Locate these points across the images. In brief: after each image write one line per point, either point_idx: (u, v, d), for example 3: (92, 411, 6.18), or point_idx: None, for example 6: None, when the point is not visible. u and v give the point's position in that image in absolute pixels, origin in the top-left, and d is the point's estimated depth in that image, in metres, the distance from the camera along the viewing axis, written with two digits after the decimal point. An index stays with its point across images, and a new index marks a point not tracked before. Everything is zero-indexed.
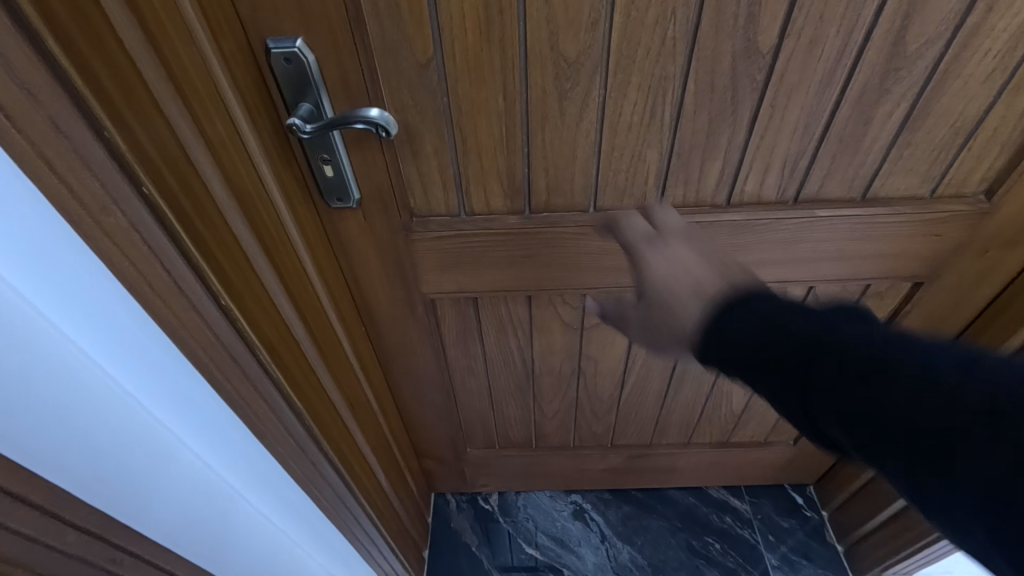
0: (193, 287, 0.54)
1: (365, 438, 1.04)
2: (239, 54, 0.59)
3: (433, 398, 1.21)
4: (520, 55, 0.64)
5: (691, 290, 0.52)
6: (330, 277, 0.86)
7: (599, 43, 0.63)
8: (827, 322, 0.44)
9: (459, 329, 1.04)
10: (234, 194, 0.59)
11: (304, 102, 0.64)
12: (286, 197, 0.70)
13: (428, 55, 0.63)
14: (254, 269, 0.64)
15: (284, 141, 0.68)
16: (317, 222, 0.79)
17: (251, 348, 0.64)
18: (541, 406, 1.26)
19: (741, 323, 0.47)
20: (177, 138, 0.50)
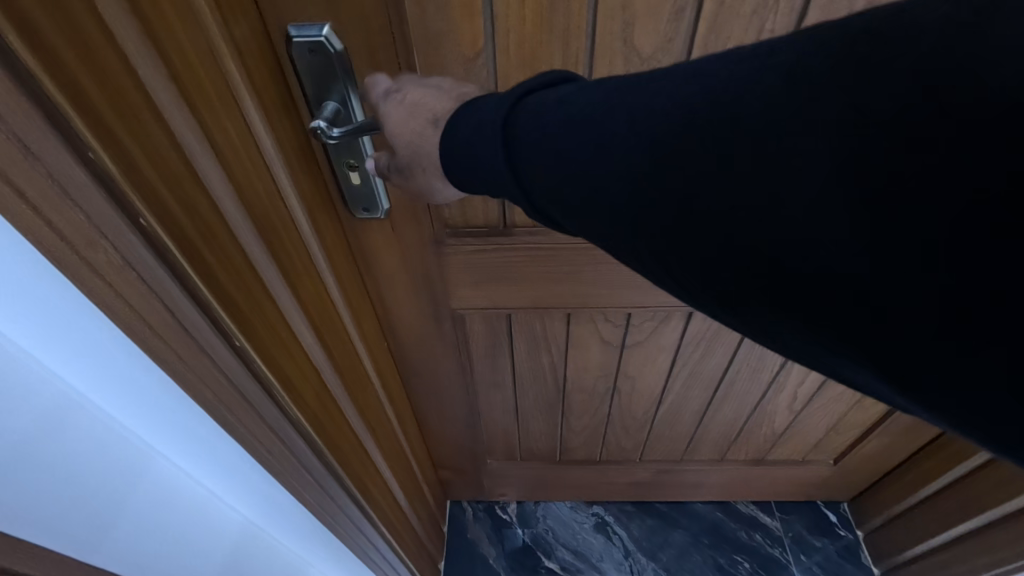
0: (201, 330, 0.45)
1: (386, 458, 0.97)
2: (255, 43, 0.49)
3: (454, 411, 1.13)
4: (585, 49, 0.54)
5: (432, 122, 0.49)
6: (354, 293, 0.76)
7: (681, 35, 0.53)
8: (549, 114, 0.40)
9: (488, 344, 0.96)
10: (250, 213, 0.50)
11: (330, 99, 0.54)
12: (308, 208, 0.61)
13: (476, 47, 0.54)
14: (271, 298, 0.55)
15: (305, 144, 0.58)
16: (340, 234, 0.70)
17: (268, 390, 0.56)
18: (569, 421, 1.18)
19: (480, 147, 0.43)
20: (182, 154, 0.41)
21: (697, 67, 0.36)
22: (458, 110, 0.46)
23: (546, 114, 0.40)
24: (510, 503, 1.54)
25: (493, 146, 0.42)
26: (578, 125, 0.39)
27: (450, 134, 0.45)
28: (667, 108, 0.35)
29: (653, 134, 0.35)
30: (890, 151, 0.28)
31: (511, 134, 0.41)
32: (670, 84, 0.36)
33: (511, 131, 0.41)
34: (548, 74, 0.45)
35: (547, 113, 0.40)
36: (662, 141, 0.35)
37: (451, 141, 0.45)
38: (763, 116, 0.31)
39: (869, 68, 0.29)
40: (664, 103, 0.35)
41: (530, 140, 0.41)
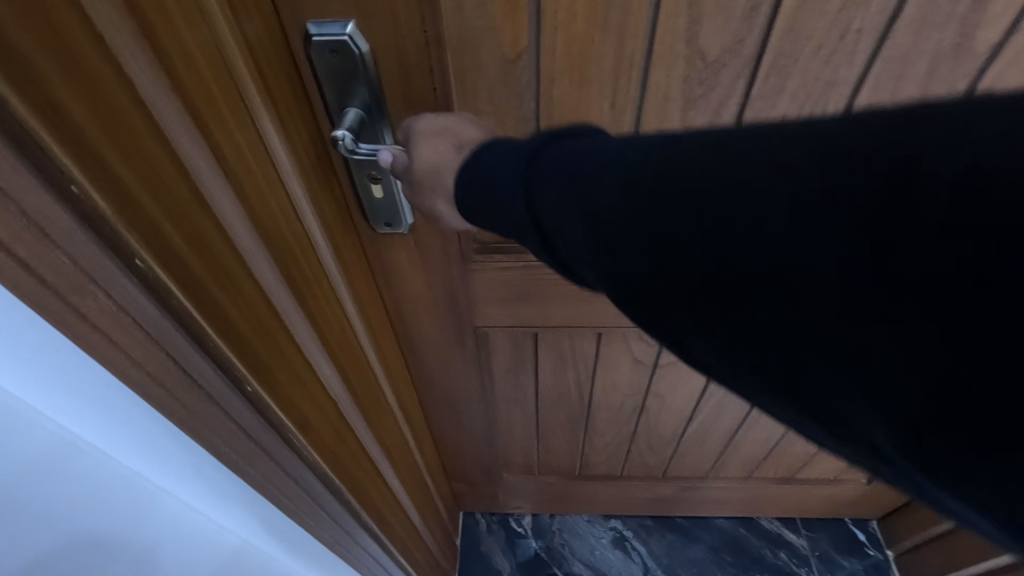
0: (207, 380, 0.38)
1: (404, 476, 0.92)
2: (270, 43, 0.43)
3: (472, 427, 1.07)
4: (641, 50, 0.47)
5: (456, 147, 0.46)
6: (370, 310, 0.70)
7: (753, 35, 0.46)
8: (535, 163, 0.39)
9: (512, 363, 0.90)
10: (262, 236, 0.44)
11: (352, 105, 0.48)
12: (326, 228, 0.55)
13: (518, 48, 0.47)
14: (289, 333, 0.48)
15: (322, 158, 0.52)
16: (357, 253, 0.64)
17: (291, 444, 0.49)
18: (592, 438, 1.13)
19: (498, 176, 0.41)
20: (185, 174, 0.34)
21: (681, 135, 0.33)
22: (485, 144, 0.44)
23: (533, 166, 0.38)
24: (525, 515, 1.49)
25: (511, 180, 0.39)
26: (557, 179, 0.37)
27: (472, 166, 0.43)
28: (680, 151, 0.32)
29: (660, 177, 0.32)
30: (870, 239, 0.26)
31: (528, 169, 0.38)
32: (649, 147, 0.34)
33: (532, 166, 0.39)
34: (586, 127, 0.41)
35: (567, 153, 0.38)
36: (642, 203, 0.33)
37: (470, 175, 0.43)
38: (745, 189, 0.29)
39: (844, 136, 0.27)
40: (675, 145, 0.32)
41: (546, 173, 0.38)
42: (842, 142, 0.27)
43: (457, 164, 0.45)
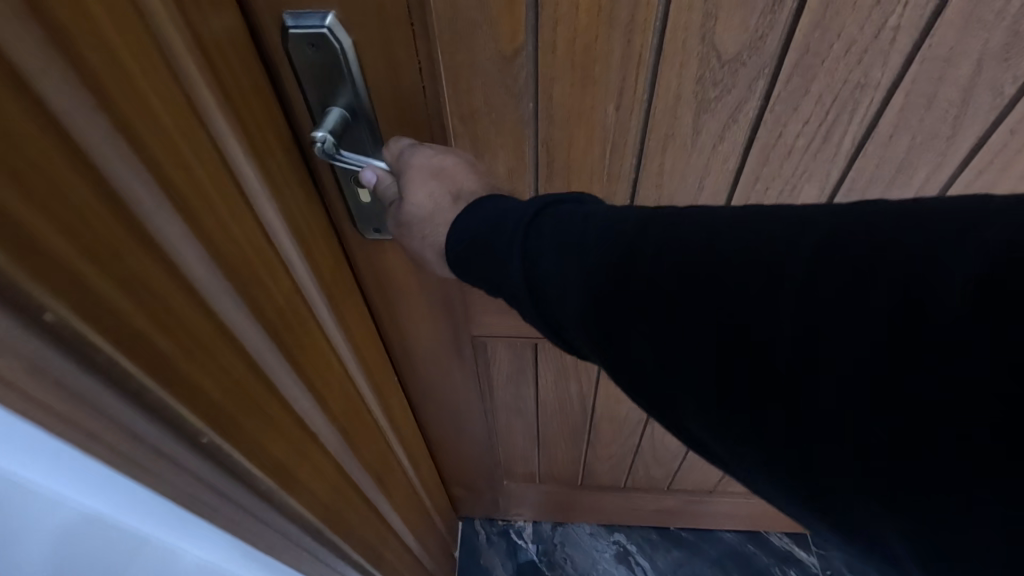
0: (152, 441, 0.31)
1: (401, 500, 0.87)
2: (235, 38, 0.36)
3: (471, 436, 1.04)
4: (651, 46, 0.43)
5: (455, 203, 0.44)
6: (358, 330, 0.65)
7: (778, 32, 0.41)
8: (560, 218, 0.41)
9: (511, 372, 0.86)
10: (226, 266, 0.36)
11: (335, 104, 0.45)
12: (308, 247, 0.48)
13: (516, 43, 0.43)
14: (261, 372, 0.41)
15: (298, 166, 0.47)
16: (338, 267, 0.59)
17: (263, 494, 0.43)
18: (595, 448, 1.09)
19: (497, 231, 0.42)
20: (110, 198, 0.27)
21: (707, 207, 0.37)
22: (485, 198, 0.45)
23: (560, 221, 0.41)
24: (526, 527, 1.45)
25: (512, 236, 0.41)
26: (579, 230, 0.39)
27: (468, 217, 0.44)
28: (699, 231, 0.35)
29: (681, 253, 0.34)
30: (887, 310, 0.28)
31: (531, 226, 0.41)
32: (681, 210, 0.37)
33: (534, 224, 0.41)
34: (576, 193, 0.44)
35: (566, 218, 0.41)
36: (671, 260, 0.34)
37: (469, 223, 0.44)
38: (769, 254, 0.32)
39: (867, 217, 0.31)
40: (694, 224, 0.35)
41: (546, 235, 0.40)
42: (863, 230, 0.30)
43: (454, 217, 0.44)
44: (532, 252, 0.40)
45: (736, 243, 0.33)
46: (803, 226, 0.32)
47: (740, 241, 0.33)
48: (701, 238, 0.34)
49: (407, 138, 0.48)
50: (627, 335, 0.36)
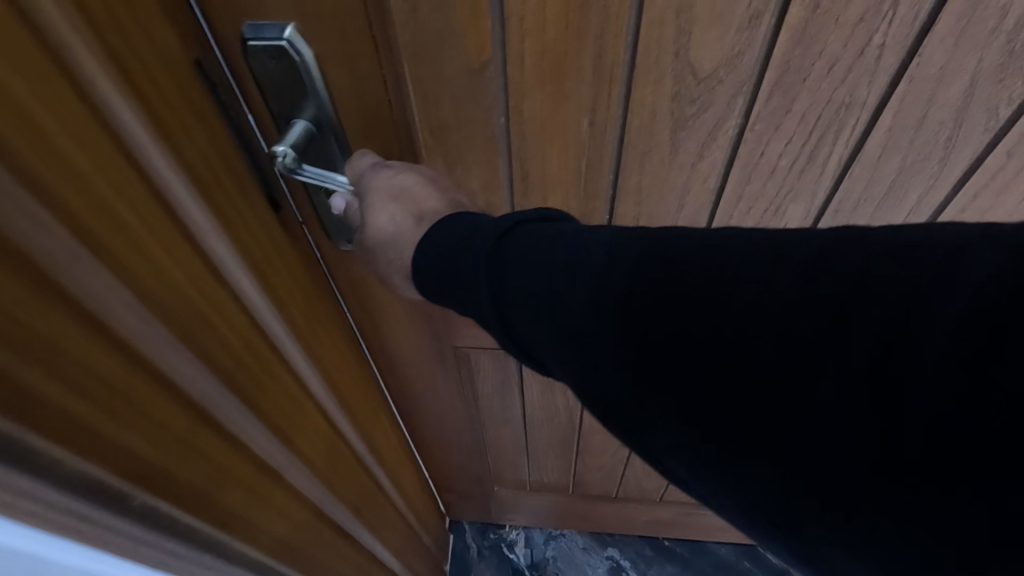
0: (66, 506, 0.29)
1: (393, 536, 0.85)
2: (168, 58, 0.33)
3: (459, 443, 1.03)
4: (623, 62, 0.41)
5: (416, 223, 0.42)
6: (342, 364, 0.61)
7: (756, 49, 0.39)
8: (529, 241, 0.39)
9: (497, 383, 0.85)
10: (160, 311, 0.32)
11: (299, 117, 0.43)
12: (270, 283, 0.44)
13: (483, 56, 0.41)
14: (211, 415, 0.38)
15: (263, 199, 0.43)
16: (321, 297, 0.55)
17: (207, 544, 0.40)
18: (585, 458, 1.07)
19: (463, 255, 0.40)
20: (6, 255, 0.24)
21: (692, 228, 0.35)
22: (449, 215, 0.42)
23: (532, 246, 0.38)
24: (518, 542, 1.44)
25: (476, 260, 0.39)
26: (553, 253, 0.37)
27: (433, 235, 0.41)
28: (686, 259, 0.33)
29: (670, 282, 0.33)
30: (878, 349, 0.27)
31: (497, 249, 0.39)
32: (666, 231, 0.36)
33: (498, 250, 0.39)
34: (552, 211, 0.42)
35: (541, 237, 0.38)
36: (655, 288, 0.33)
37: (432, 245, 0.41)
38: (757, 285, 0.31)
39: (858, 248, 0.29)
40: (681, 249, 0.34)
41: (520, 260, 0.38)
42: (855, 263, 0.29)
43: (416, 239, 0.42)
44: (499, 278, 0.38)
45: (723, 272, 0.32)
46: (791, 255, 0.30)
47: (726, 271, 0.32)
48: (686, 265, 0.33)
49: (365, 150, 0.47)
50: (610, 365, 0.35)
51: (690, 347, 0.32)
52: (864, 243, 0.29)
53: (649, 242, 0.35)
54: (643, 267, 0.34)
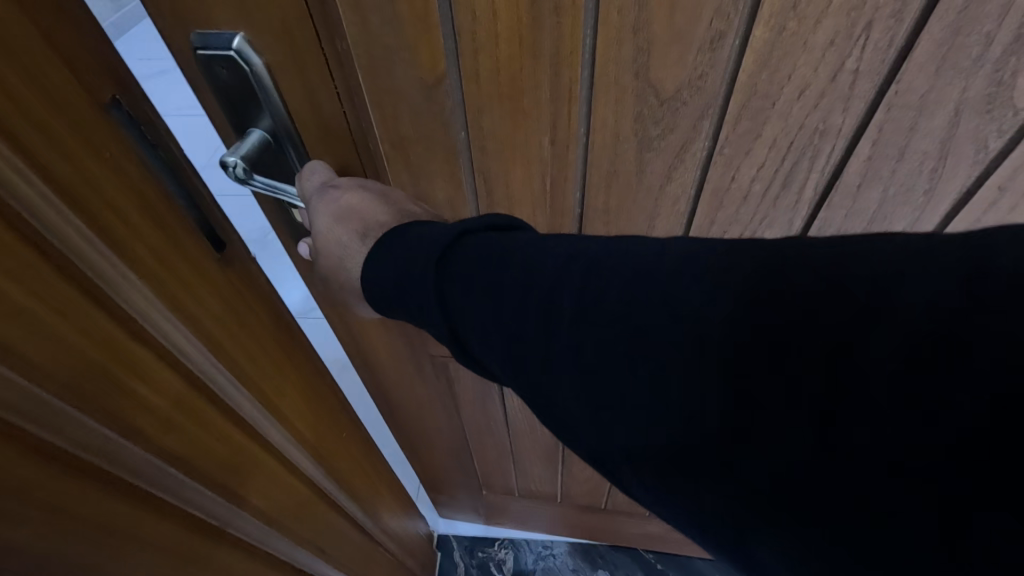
0: None
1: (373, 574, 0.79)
2: (56, 98, 0.30)
3: (445, 448, 1.03)
4: (582, 81, 0.39)
5: (359, 239, 0.41)
6: (297, 402, 0.55)
7: (719, 71, 0.37)
8: (483, 258, 0.34)
9: (477, 391, 0.84)
10: (43, 379, 0.29)
11: (256, 126, 0.43)
12: (200, 328, 0.40)
13: (437, 71, 0.40)
14: (124, 481, 0.35)
15: (198, 238, 0.40)
16: (272, 337, 0.50)
17: None
18: (571, 470, 1.06)
19: (407, 273, 0.36)
20: None
21: (635, 242, 0.32)
22: (397, 228, 0.39)
23: (483, 265, 0.34)
24: None
25: (423, 280, 0.35)
26: (499, 276, 0.33)
27: (377, 252, 0.38)
28: (652, 278, 0.30)
29: (636, 304, 0.30)
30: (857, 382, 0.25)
31: (441, 270, 0.35)
32: (611, 243, 0.33)
33: (445, 268, 0.35)
34: (506, 219, 0.38)
35: (483, 251, 0.34)
36: (607, 315, 0.30)
37: (377, 260, 0.38)
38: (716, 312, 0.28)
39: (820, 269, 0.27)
40: (648, 267, 0.30)
41: (466, 287, 0.34)
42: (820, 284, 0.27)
43: (363, 256, 0.41)
44: (450, 307, 0.34)
45: (678, 296, 0.29)
46: (752, 278, 0.28)
47: (681, 296, 0.29)
48: (637, 289, 0.30)
49: (321, 161, 0.45)
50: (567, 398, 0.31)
51: (660, 375, 0.29)
52: (859, 260, 0.27)
53: (595, 257, 0.32)
54: (603, 284, 0.31)
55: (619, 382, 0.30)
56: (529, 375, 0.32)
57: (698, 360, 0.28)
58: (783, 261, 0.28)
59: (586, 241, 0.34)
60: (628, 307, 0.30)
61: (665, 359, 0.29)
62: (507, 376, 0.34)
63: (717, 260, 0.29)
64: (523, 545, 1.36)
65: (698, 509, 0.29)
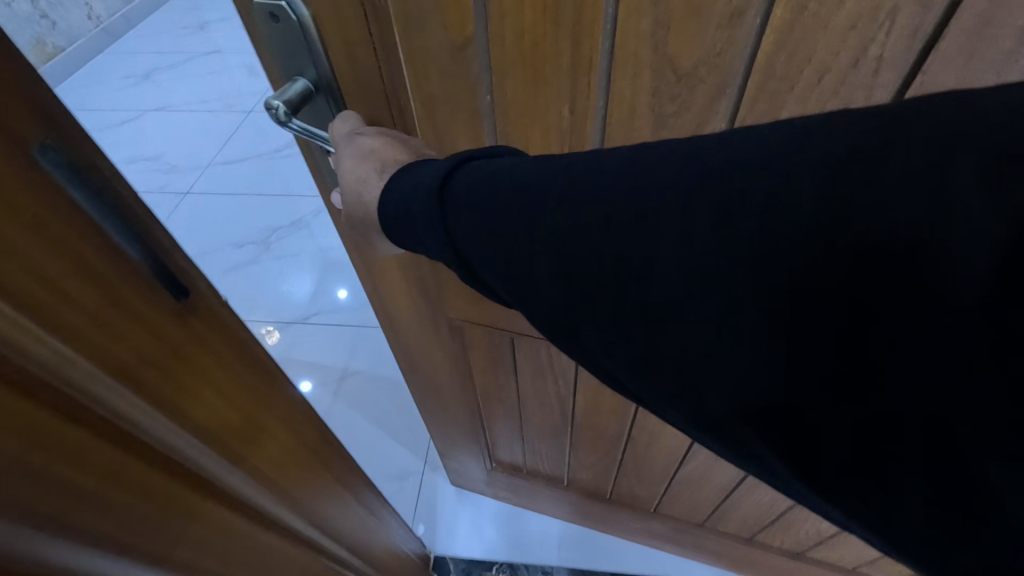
0: None
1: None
2: None
3: (458, 414, 1.06)
4: (601, 52, 0.41)
5: (378, 173, 0.44)
6: (280, 451, 0.47)
7: (738, 49, 0.37)
8: (480, 185, 0.37)
9: (491, 359, 0.87)
10: None
11: (301, 76, 0.48)
12: (159, 397, 0.33)
13: (465, 33, 0.42)
14: None
15: (150, 284, 0.33)
16: (244, 390, 0.42)
17: None
18: (578, 453, 1.07)
19: (412, 205, 0.40)
20: None
21: (603, 157, 0.33)
22: (408, 165, 0.43)
23: (483, 190, 0.37)
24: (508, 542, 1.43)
25: (429, 208, 0.38)
26: (490, 202, 0.36)
27: (391, 185, 0.42)
28: (624, 190, 0.31)
29: (612, 223, 0.31)
30: (815, 283, 0.25)
31: (444, 199, 0.37)
32: (584, 157, 0.34)
33: (448, 195, 0.38)
34: (501, 147, 0.41)
35: (481, 176, 0.37)
36: (583, 233, 0.32)
37: (392, 194, 0.42)
38: (678, 225, 0.29)
39: (773, 173, 0.27)
40: (618, 180, 0.32)
41: (463, 211, 0.37)
42: (776, 187, 0.26)
43: (379, 188, 0.44)
44: (454, 230, 0.37)
45: (643, 211, 0.30)
46: (710, 191, 0.28)
47: (646, 212, 0.30)
48: (606, 206, 0.31)
49: (353, 111, 0.50)
50: (564, 317, 0.34)
51: (637, 294, 0.30)
52: (820, 150, 0.26)
53: (570, 173, 0.34)
54: (577, 200, 0.33)
55: (603, 298, 0.32)
56: (531, 295, 0.35)
57: (666, 274, 0.29)
58: (741, 168, 0.28)
59: (563, 161, 0.35)
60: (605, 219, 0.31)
61: (638, 274, 0.30)
62: (513, 298, 0.37)
63: (676, 174, 0.30)
64: (523, 544, 1.30)
65: (691, 410, 0.31)
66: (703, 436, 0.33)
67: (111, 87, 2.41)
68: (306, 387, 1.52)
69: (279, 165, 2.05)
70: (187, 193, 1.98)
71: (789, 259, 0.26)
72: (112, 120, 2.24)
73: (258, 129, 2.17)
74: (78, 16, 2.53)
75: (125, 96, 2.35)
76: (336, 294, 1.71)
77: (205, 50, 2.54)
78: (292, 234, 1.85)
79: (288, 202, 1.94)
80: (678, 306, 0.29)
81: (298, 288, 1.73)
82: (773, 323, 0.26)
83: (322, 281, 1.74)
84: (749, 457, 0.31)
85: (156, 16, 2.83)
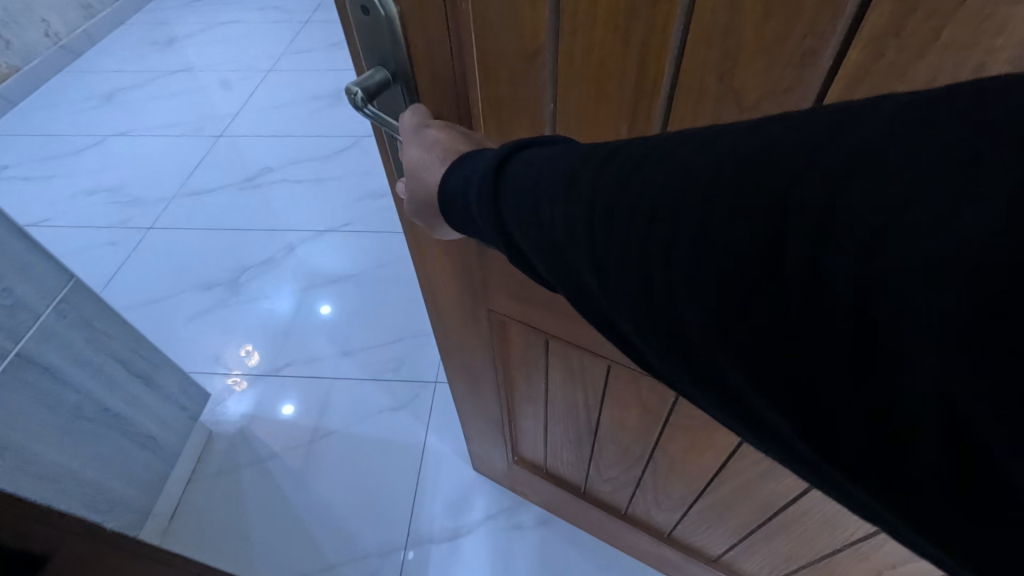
0: None
1: None
2: None
3: (488, 403, 1.09)
4: (667, 74, 0.41)
5: (441, 160, 0.47)
6: None
7: (809, 87, 0.37)
8: (529, 168, 0.39)
9: (525, 358, 0.89)
10: None
11: (383, 68, 0.51)
12: None
13: (538, 42, 0.44)
14: None
15: None
16: None
17: None
18: (599, 463, 1.06)
19: (469, 186, 0.42)
20: None
21: (646, 142, 0.34)
22: (468, 153, 0.45)
23: (531, 173, 0.38)
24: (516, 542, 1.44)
25: (481, 189, 0.41)
26: (536, 183, 0.38)
27: (453, 168, 0.45)
28: (659, 169, 0.32)
29: (643, 201, 0.31)
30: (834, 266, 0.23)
31: (495, 179, 0.40)
32: (631, 141, 0.35)
33: (499, 176, 0.40)
34: (553, 136, 0.42)
35: (533, 159, 0.39)
36: (616, 209, 0.33)
37: (452, 175, 0.44)
38: (707, 204, 0.29)
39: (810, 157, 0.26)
40: (647, 162, 0.32)
41: (511, 188, 0.39)
42: (810, 170, 0.26)
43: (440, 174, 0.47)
44: (502, 207, 0.39)
45: (675, 190, 0.30)
46: (745, 173, 0.28)
47: (679, 191, 0.30)
48: (641, 184, 0.32)
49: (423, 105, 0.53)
50: (597, 293, 0.35)
51: (662, 269, 0.30)
52: (864, 133, 0.25)
53: (614, 154, 0.35)
54: (615, 179, 0.33)
55: (629, 273, 0.32)
56: (570, 270, 0.36)
57: (692, 249, 0.29)
58: (778, 152, 0.27)
59: (609, 145, 0.36)
60: (630, 196, 0.32)
61: (666, 251, 0.30)
62: (554, 275, 0.38)
63: (714, 157, 0.30)
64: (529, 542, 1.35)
65: (718, 392, 0.30)
66: (735, 424, 0.32)
67: (72, 110, 2.62)
68: (288, 411, 1.59)
69: (252, 193, 2.19)
70: (150, 228, 2.08)
71: (812, 239, 0.24)
72: (80, 144, 2.44)
73: (232, 154, 2.35)
74: (37, 34, 2.78)
75: (94, 119, 2.57)
76: (319, 308, 1.82)
77: (177, 66, 2.86)
78: (262, 272, 1.92)
79: (266, 232, 2.05)
80: (702, 282, 0.29)
81: (282, 304, 1.84)
82: (793, 302, 0.25)
83: (302, 299, 1.85)
84: (778, 448, 0.30)
85: (122, 39, 3.12)
